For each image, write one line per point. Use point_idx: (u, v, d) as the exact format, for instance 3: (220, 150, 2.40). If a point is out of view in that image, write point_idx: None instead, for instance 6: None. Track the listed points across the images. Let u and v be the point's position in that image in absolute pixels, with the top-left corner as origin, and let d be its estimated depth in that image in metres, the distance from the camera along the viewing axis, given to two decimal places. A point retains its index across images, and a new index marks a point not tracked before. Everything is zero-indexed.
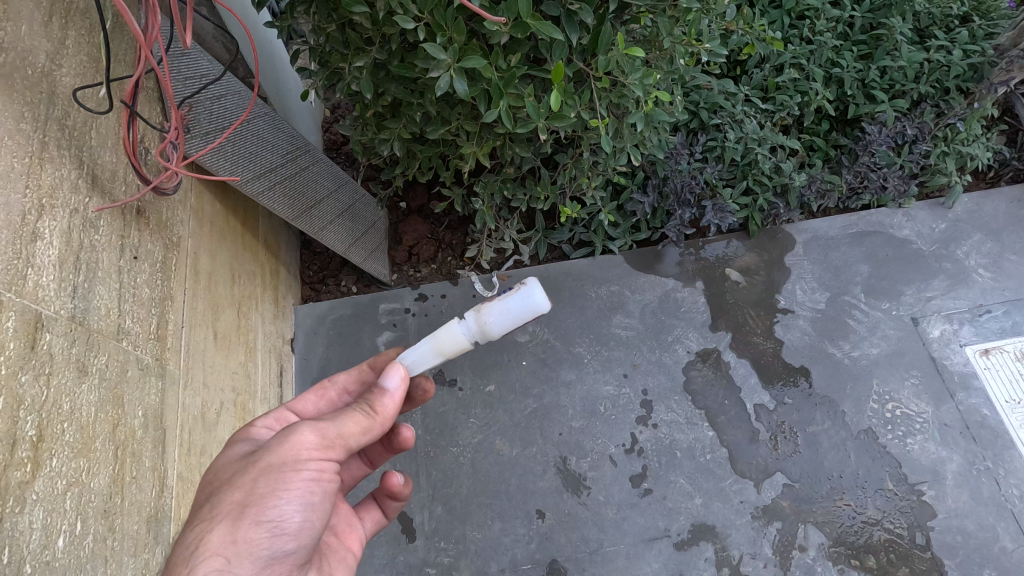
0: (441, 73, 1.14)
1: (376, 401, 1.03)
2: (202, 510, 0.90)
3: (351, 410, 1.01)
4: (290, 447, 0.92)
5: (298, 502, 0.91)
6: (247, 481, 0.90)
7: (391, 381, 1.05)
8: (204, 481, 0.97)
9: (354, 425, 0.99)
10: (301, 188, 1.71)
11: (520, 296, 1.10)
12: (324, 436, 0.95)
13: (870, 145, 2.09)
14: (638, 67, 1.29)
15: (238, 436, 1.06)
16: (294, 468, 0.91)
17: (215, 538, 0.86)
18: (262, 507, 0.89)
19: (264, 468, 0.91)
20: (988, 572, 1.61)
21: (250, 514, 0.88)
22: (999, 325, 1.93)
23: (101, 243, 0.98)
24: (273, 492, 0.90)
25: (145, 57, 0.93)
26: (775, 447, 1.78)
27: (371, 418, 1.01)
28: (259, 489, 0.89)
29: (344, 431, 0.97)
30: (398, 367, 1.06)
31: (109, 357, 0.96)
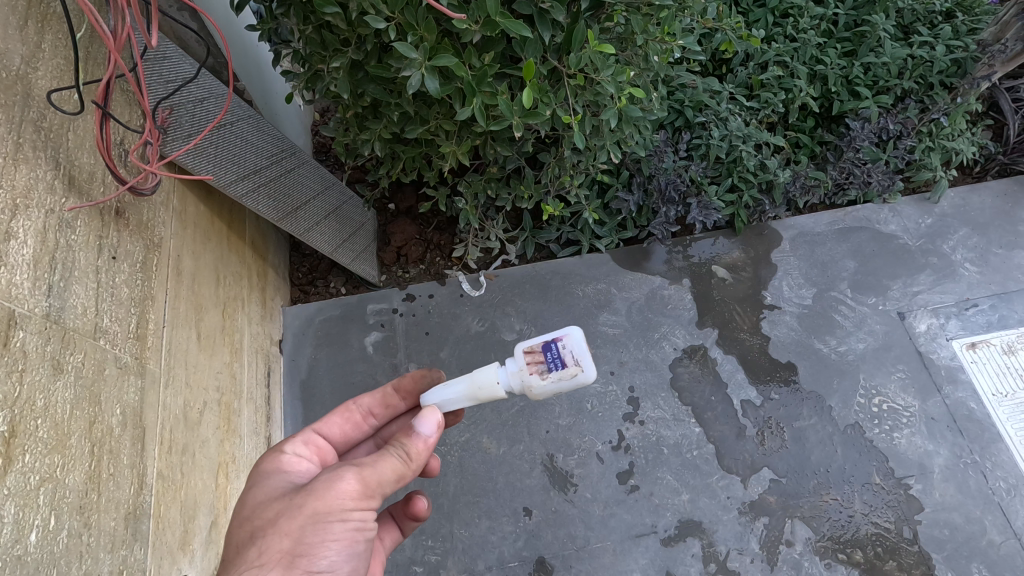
0: (413, 71, 1.17)
1: (411, 445, 1.01)
2: (248, 550, 0.90)
3: (387, 453, 0.99)
4: (335, 495, 0.92)
5: (345, 552, 0.93)
6: (295, 532, 0.89)
7: (425, 426, 1.02)
8: (243, 517, 0.96)
9: (393, 470, 0.97)
10: (286, 190, 1.72)
11: (573, 380, 1.05)
12: (365, 485, 0.94)
13: (855, 141, 2.10)
14: (612, 66, 1.31)
15: (272, 464, 1.06)
16: (341, 519, 0.91)
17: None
18: (310, 558, 0.90)
19: (310, 517, 0.90)
20: (976, 565, 1.61)
21: (299, 565, 0.89)
22: (986, 319, 1.93)
23: (78, 242, 1.00)
24: (322, 544, 0.90)
25: (116, 60, 0.95)
26: (762, 442, 1.78)
27: (407, 463, 0.99)
28: (308, 539, 0.89)
29: (384, 478, 0.96)
30: (433, 412, 1.02)
31: (85, 356, 0.97)
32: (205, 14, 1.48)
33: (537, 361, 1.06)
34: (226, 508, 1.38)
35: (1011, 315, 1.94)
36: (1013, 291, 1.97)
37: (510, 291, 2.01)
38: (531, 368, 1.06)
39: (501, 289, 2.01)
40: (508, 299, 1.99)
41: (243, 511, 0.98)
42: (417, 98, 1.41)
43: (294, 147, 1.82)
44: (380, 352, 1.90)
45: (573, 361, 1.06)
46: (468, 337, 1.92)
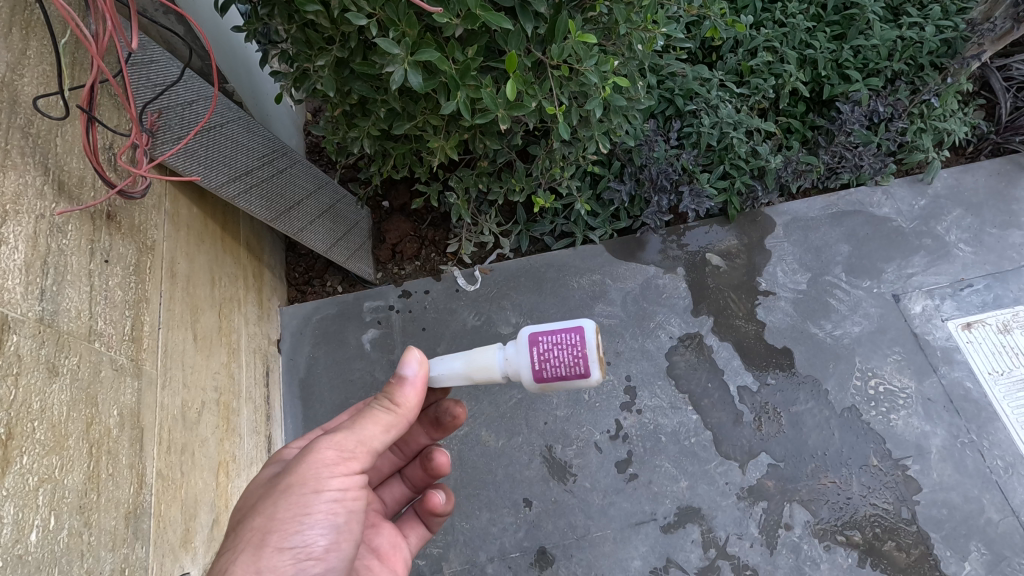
0: (396, 67, 1.18)
1: (396, 394, 1.04)
2: (226, 541, 0.93)
3: (371, 410, 1.02)
4: (309, 465, 0.93)
5: (322, 525, 0.92)
6: (268, 507, 0.91)
7: (409, 367, 1.05)
8: (236, 511, 1.00)
9: (374, 426, 1.00)
10: (279, 190, 1.73)
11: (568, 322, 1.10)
12: (343, 447, 0.96)
13: (845, 125, 2.08)
14: (595, 56, 1.33)
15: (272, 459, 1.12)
16: (315, 489, 0.92)
17: (238, 568, 0.86)
18: (282, 533, 0.90)
19: (282, 491, 0.92)
20: (974, 543, 1.62)
21: (272, 542, 0.89)
22: (981, 299, 1.94)
23: (70, 246, 1.01)
24: (293, 518, 0.91)
25: (99, 66, 0.96)
26: (759, 427, 1.79)
27: (394, 411, 1.02)
28: (279, 514, 0.90)
29: (364, 436, 0.99)
30: (413, 353, 1.06)
31: (80, 358, 0.99)
32: (190, 15, 1.49)
33: None
34: (228, 506, 1.40)
35: (1006, 294, 1.94)
36: (1008, 270, 1.97)
37: (505, 285, 2.02)
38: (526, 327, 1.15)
39: (496, 283, 2.02)
40: (504, 292, 2.00)
41: (238, 506, 1.02)
42: (404, 94, 1.42)
43: (287, 148, 1.83)
44: (377, 349, 1.91)
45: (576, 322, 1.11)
46: (464, 332, 1.94)
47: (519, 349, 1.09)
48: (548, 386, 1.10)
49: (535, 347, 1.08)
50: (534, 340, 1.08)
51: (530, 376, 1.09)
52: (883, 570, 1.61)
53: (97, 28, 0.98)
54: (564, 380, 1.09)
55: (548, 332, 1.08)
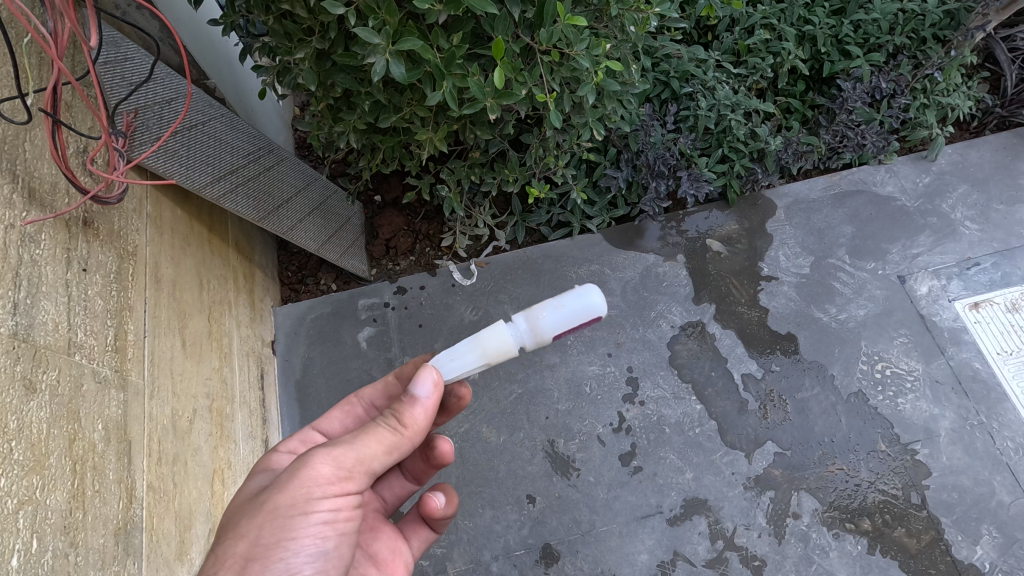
0: (377, 57, 1.13)
1: (402, 413, 1.00)
2: (208, 560, 0.89)
3: (375, 427, 0.98)
4: (299, 486, 0.89)
5: (309, 551, 0.89)
6: (253, 530, 0.87)
7: (421, 388, 1.00)
8: None
9: (375, 445, 0.96)
10: (266, 188, 1.68)
11: (577, 296, 1.08)
12: (338, 467, 0.92)
13: (846, 103, 2.03)
14: (586, 39, 1.28)
15: (261, 464, 1.09)
16: (304, 512, 0.89)
17: None
18: (266, 561, 0.87)
19: (269, 513, 0.88)
20: (985, 527, 1.60)
21: (253, 569, 0.86)
22: (988, 278, 1.90)
23: (44, 256, 0.97)
24: (278, 543, 0.87)
25: (61, 68, 0.91)
26: (765, 415, 1.76)
27: (398, 433, 0.98)
28: (265, 539, 0.87)
29: (362, 454, 0.95)
30: (428, 373, 1.01)
31: (60, 372, 0.95)
32: (164, 10, 1.43)
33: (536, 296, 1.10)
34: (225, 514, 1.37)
35: (1014, 272, 1.90)
36: (1016, 246, 1.93)
37: (502, 277, 1.98)
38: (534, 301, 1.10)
39: (493, 276, 1.98)
40: (501, 286, 1.96)
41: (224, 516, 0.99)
42: (388, 85, 1.37)
43: (273, 145, 1.78)
44: (373, 348, 1.88)
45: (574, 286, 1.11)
46: (461, 327, 1.90)
47: (541, 336, 1.08)
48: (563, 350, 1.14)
49: (554, 329, 1.08)
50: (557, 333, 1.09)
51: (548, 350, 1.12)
52: (894, 556, 1.59)
53: (58, 26, 0.93)
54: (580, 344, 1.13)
55: (570, 324, 1.08)
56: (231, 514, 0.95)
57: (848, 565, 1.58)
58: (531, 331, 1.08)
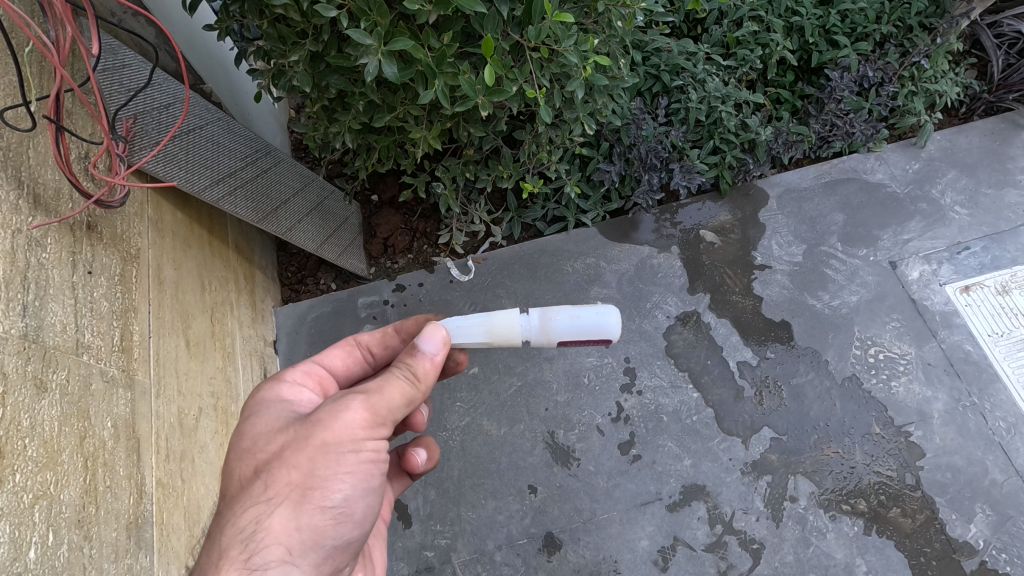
0: (370, 59, 1.15)
1: (416, 366, 1.03)
2: (253, 486, 0.94)
3: (392, 376, 1.01)
4: (345, 427, 0.93)
5: (360, 486, 0.96)
6: (306, 464, 0.92)
7: (429, 344, 1.04)
8: (247, 449, 0.99)
9: (398, 395, 0.99)
10: (264, 190, 1.71)
11: (597, 313, 1.13)
12: (377, 412, 0.96)
13: (835, 92, 2.06)
14: (574, 35, 1.31)
15: (269, 393, 1.08)
16: (354, 452, 0.94)
17: (277, 520, 0.91)
18: (323, 492, 0.93)
19: (319, 447, 0.93)
20: (979, 505, 1.63)
21: (312, 499, 0.93)
22: (979, 261, 1.93)
23: (50, 260, 1.00)
24: (333, 477, 0.93)
25: (64, 76, 0.94)
26: (761, 401, 1.79)
27: (415, 384, 1.02)
28: (319, 472, 0.92)
29: (392, 402, 0.98)
30: (437, 332, 1.04)
31: (69, 372, 0.98)
32: (160, 15, 1.46)
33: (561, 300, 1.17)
34: None
35: (1003, 255, 1.93)
36: (1005, 230, 1.96)
37: (499, 273, 2.00)
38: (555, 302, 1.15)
39: (489, 272, 2.00)
40: (498, 281, 1.99)
41: (247, 442, 1.00)
42: (382, 86, 1.39)
43: (270, 147, 1.81)
44: None
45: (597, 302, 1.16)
46: None
47: (549, 330, 1.12)
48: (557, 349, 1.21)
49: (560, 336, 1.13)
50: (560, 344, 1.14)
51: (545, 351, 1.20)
52: (890, 536, 1.62)
53: (61, 35, 0.95)
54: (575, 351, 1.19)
55: (575, 338, 1.13)
56: (266, 444, 0.98)
57: (844, 546, 1.62)
58: (540, 325, 1.12)
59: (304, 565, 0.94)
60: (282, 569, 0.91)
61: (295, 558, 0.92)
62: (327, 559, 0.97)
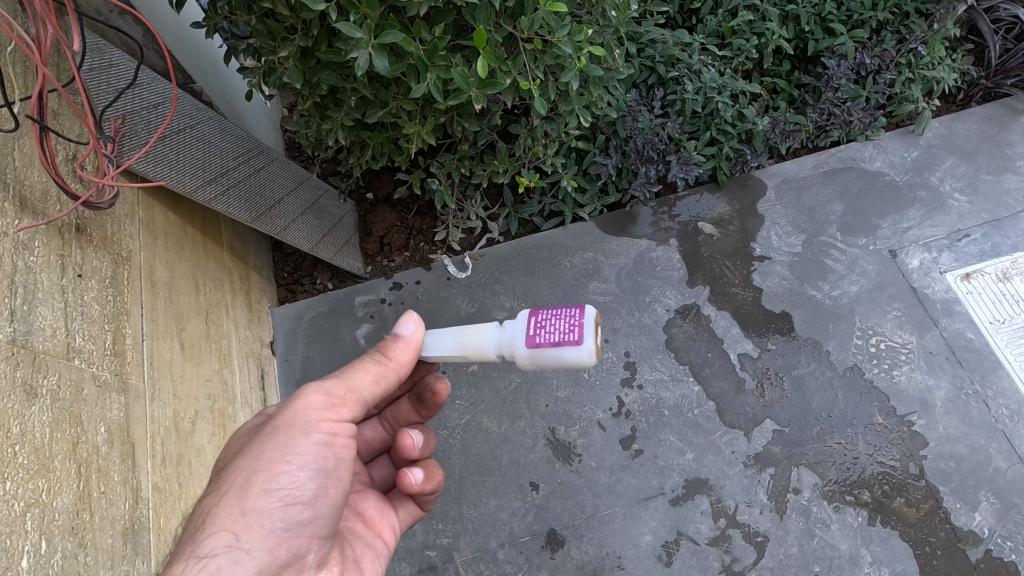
0: (360, 52, 1.13)
1: (388, 349, 1.09)
2: (214, 481, 0.97)
3: (362, 361, 1.06)
4: (296, 410, 0.97)
5: (310, 467, 0.95)
6: (256, 449, 0.95)
7: (404, 328, 1.10)
8: (223, 454, 1.05)
9: (363, 375, 1.04)
10: (258, 189, 1.69)
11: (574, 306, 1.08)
12: (331, 394, 1.00)
13: (832, 81, 2.04)
14: (567, 26, 1.29)
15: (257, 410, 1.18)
16: (304, 431, 0.96)
17: (223, 508, 0.92)
18: (269, 474, 0.93)
19: (270, 432, 0.96)
20: (983, 493, 1.63)
21: (259, 483, 0.93)
22: (979, 248, 1.91)
23: (38, 264, 0.98)
24: (281, 458, 0.94)
25: (45, 75, 0.92)
26: (762, 393, 1.78)
27: (383, 364, 1.06)
28: (265, 455, 0.94)
29: (355, 385, 1.03)
30: (410, 315, 1.11)
31: (60, 377, 0.96)
32: (147, 14, 1.43)
33: None
34: None
35: (1004, 242, 1.92)
36: (1005, 217, 1.95)
37: (496, 269, 1.99)
38: None
39: (487, 269, 1.99)
40: (495, 278, 1.97)
41: (226, 449, 1.07)
42: (373, 81, 1.37)
43: (263, 146, 1.79)
44: (371, 344, 1.89)
45: None
46: (458, 319, 1.92)
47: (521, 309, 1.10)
48: (542, 364, 1.05)
49: (527, 318, 1.06)
50: (533, 313, 1.06)
51: (525, 362, 1.05)
52: (894, 526, 1.61)
53: (40, 34, 0.93)
54: (556, 354, 1.03)
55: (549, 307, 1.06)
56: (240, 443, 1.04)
57: (849, 537, 1.61)
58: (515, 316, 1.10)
59: (256, 552, 0.91)
60: (230, 556, 0.89)
61: (244, 543, 0.91)
62: (281, 545, 0.94)
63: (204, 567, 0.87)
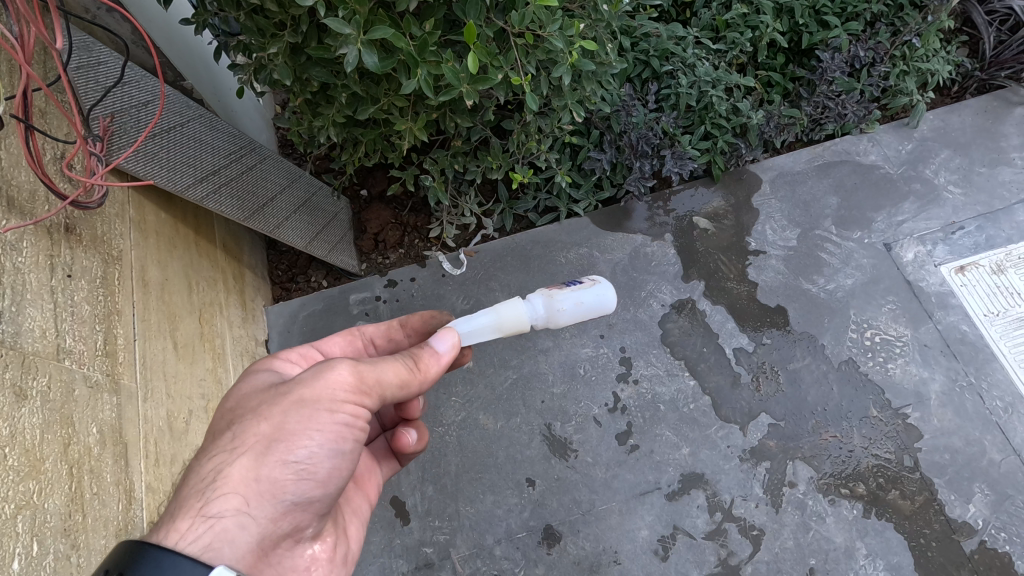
0: (349, 48, 1.12)
1: (421, 357, 1.06)
2: (223, 436, 0.94)
3: (395, 357, 1.03)
4: (325, 386, 0.95)
5: (329, 447, 0.95)
6: (278, 416, 0.93)
7: (442, 345, 1.09)
8: (228, 404, 1.01)
9: (393, 372, 1.01)
10: (250, 187, 1.68)
11: (595, 294, 1.24)
12: (362, 379, 0.97)
13: (826, 73, 2.04)
14: (558, 20, 1.28)
15: (261, 364, 1.13)
16: (329, 411, 0.95)
17: (236, 469, 0.91)
18: (289, 445, 0.93)
19: (295, 403, 0.94)
20: (978, 485, 1.63)
21: (276, 452, 0.92)
22: (973, 241, 1.91)
23: (27, 264, 0.97)
24: (301, 432, 0.93)
25: (29, 73, 0.91)
26: (758, 387, 1.78)
27: (413, 371, 1.03)
28: (288, 425, 0.93)
29: (383, 378, 1.00)
30: (450, 334, 1.10)
31: (51, 378, 0.96)
32: (136, 12, 1.43)
33: (557, 286, 1.25)
34: None
35: (998, 234, 1.92)
36: (998, 209, 1.95)
37: (492, 265, 1.98)
38: (552, 288, 1.22)
39: (482, 265, 1.98)
40: (491, 274, 1.97)
41: (229, 399, 1.02)
42: (364, 77, 1.36)
43: (255, 144, 1.78)
44: None
45: (587, 281, 1.26)
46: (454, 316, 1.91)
47: (554, 319, 1.22)
48: None
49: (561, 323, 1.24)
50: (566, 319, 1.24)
51: (560, 326, 1.23)
52: (889, 519, 1.62)
53: (24, 32, 0.92)
54: None
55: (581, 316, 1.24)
56: (252, 392, 1.01)
57: (844, 530, 1.61)
58: (547, 316, 1.21)
59: (261, 518, 0.92)
60: (237, 519, 0.89)
61: (252, 509, 0.91)
62: (284, 515, 0.95)
63: (210, 527, 0.87)
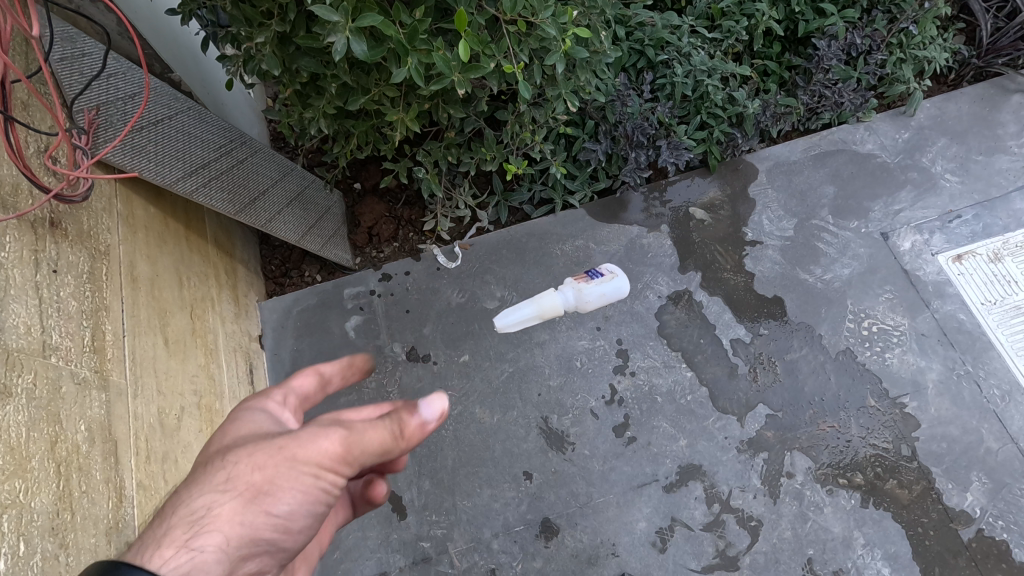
0: (337, 36, 1.10)
1: (406, 423, 0.94)
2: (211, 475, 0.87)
3: (382, 421, 0.93)
4: (313, 449, 0.88)
5: (305, 507, 0.91)
6: (267, 468, 0.87)
7: (428, 409, 0.94)
8: (216, 446, 0.92)
9: (373, 438, 0.91)
10: (241, 181, 1.66)
11: None
12: (347, 449, 0.89)
13: (823, 62, 2.01)
14: (551, 7, 1.26)
15: (255, 401, 1.02)
16: (314, 472, 0.89)
17: (222, 512, 0.84)
18: (273, 499, 0.87)
19: (287, 459, 0.88)
20: (975, 473, 1.63)
21: (260, 504, 0.86)
22: (970, 229, 1.91)
23: (10, 259, 0.95)
24: (285, 488, 0.87)
25: (7, 62, 0.88)
26: (755, 378, 1.77)
27: (396, 440, 0.93)
28: (277, 481, 0.87)
29: (365, 447, 0.91)
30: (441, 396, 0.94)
31: (36, 375, 0.94)
32: (122, 3, 1.40)
33: None
34: None
35: (995, 223, 1.91)
36: (995, 197, 1.94)
37: (487, 258, 1.97)
38: None
39: (477, 258, 1.97)
40: (486, 267, 1.95)
41: (217, 442, 0.93)
42: (354, 67, 1.34)
43: (246, 137, 1.76)
44: (362, 336, 1.87)
45: None
46: (449, 310, 1.90)
47: None
48: None
49: None
50: None
51: None
52: (887, 508, 1.62)
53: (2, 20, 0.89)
54: None
55: None
56: (238, 431, 0.95)
57: (842, 520, 1.61)
58: None
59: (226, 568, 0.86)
60: (218, 558, 0.84)
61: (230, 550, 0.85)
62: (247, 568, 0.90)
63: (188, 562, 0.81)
